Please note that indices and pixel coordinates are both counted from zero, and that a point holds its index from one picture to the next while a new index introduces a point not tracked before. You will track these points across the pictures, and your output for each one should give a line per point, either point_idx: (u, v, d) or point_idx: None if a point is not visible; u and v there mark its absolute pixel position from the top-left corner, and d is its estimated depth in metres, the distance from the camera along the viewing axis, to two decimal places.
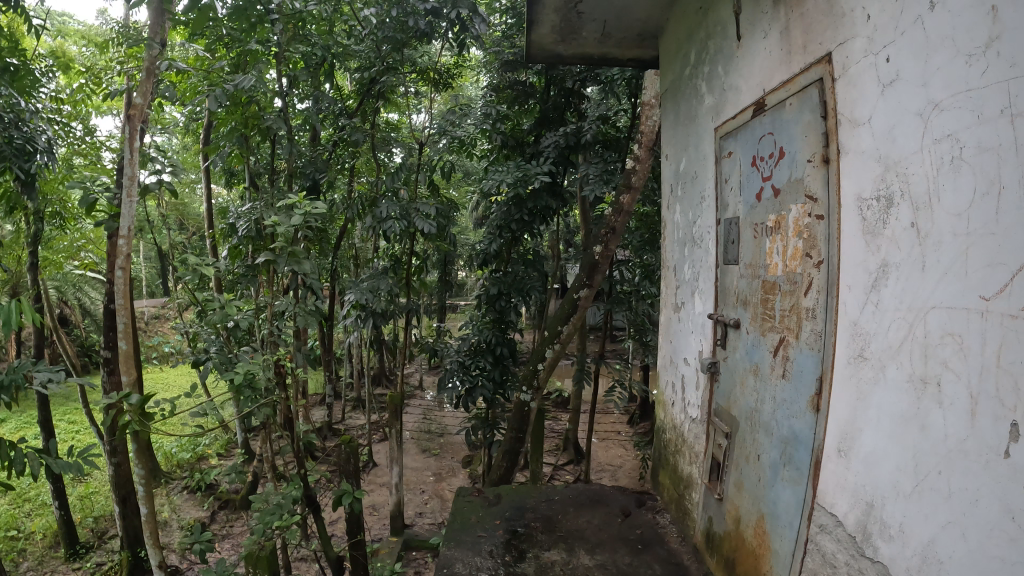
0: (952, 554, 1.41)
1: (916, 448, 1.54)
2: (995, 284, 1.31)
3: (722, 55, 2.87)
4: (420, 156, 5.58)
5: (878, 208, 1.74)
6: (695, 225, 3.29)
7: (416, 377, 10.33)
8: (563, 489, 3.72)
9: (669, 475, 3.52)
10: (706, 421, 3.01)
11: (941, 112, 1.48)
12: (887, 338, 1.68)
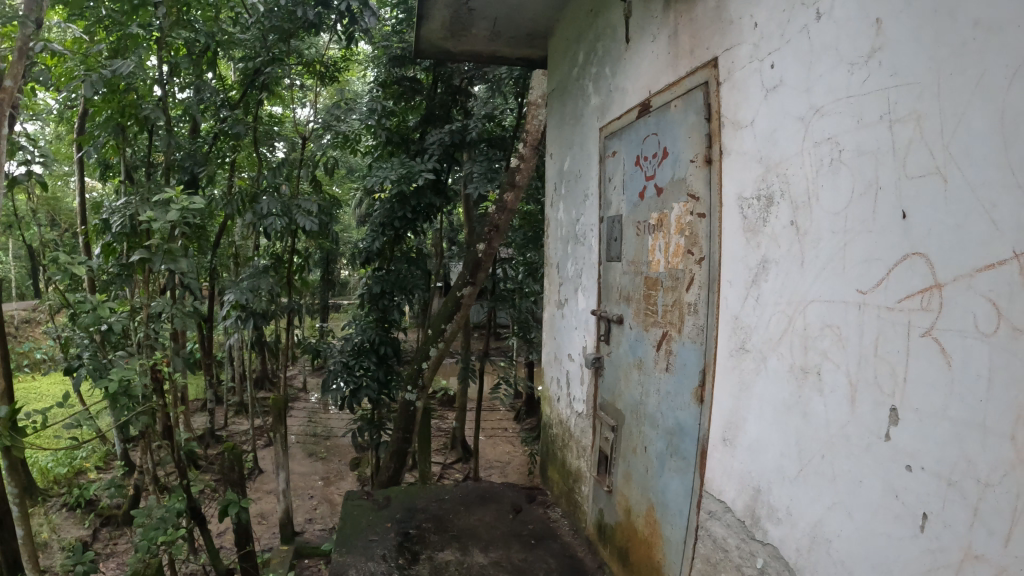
0: (838, 533, 1.48)
1: (798, 434, 1.62)
2: (872, 278, 1.41)
3: (610, 58, 2.83)
4: (301, 151, 5.40)
5: (757, 207, 1.81)
6: (579, 224, 3.33)
7: (300, 379, 10.02)
8: (453, 487, 3.72)
9: (558, 470, 3.57)
10: (592, 415, 3.04)
11: (822, 117, 1.56)
12: (766, 330, 1.76)
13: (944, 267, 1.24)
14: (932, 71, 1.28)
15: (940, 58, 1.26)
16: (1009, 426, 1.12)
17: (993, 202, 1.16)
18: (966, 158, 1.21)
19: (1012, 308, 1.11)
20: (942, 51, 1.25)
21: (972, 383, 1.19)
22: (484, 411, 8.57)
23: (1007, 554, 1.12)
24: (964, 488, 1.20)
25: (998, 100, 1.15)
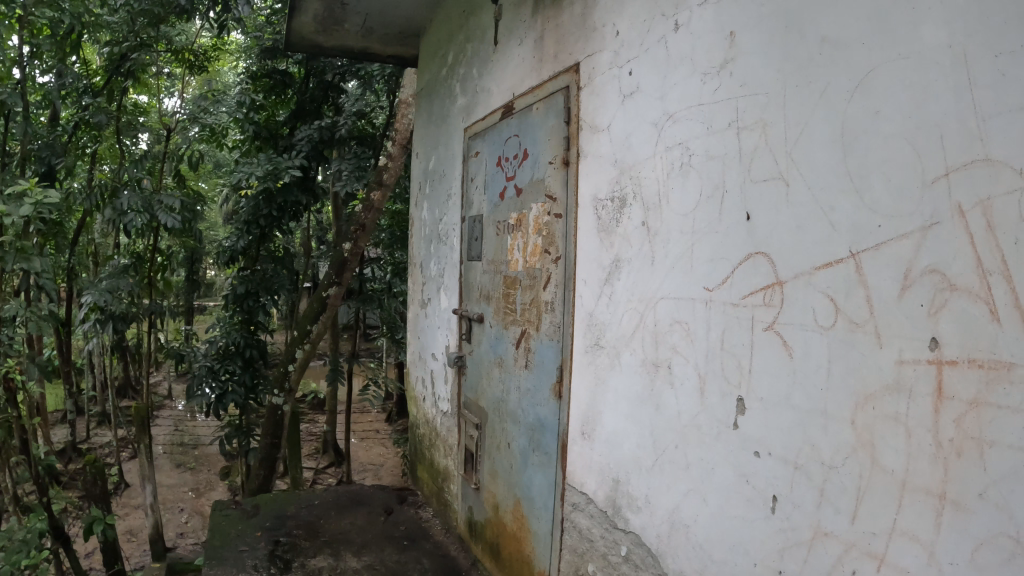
0: (696, 518, 1.56)
1: (652, 426, 1.70)
2: (718, 276, 1.51)
3: (478, 59, 2.83)
4: (167, 144, 5.05)
5: (611, 208, 1.87)
6: (443, 223, 3.26)
7: (164, 387, 9.44)
8: (322, 492, 3.62)
9: (427, 469, 3.55)
10: (456, 414, 3.02)
11: (675, 123, 1.64)
12: (620, 326, 1.83)
13: (784, 266, 1.35)
14: (777, 82, 1.38)
15: (786, 70, 1.36)
16: (847, 411, 1.24)
17: (831, 205, 1.27)
18: (806, 165, 1.32)
19: (850, 303, 1.23)
20: (788, 64, 1.35)
21: (813, 372, 1.30)
22: (356, 413, 8.41)
23: (854, 529, 1.23)
24: (810, 471, 1.30)
25: (838, 111, 1.26)
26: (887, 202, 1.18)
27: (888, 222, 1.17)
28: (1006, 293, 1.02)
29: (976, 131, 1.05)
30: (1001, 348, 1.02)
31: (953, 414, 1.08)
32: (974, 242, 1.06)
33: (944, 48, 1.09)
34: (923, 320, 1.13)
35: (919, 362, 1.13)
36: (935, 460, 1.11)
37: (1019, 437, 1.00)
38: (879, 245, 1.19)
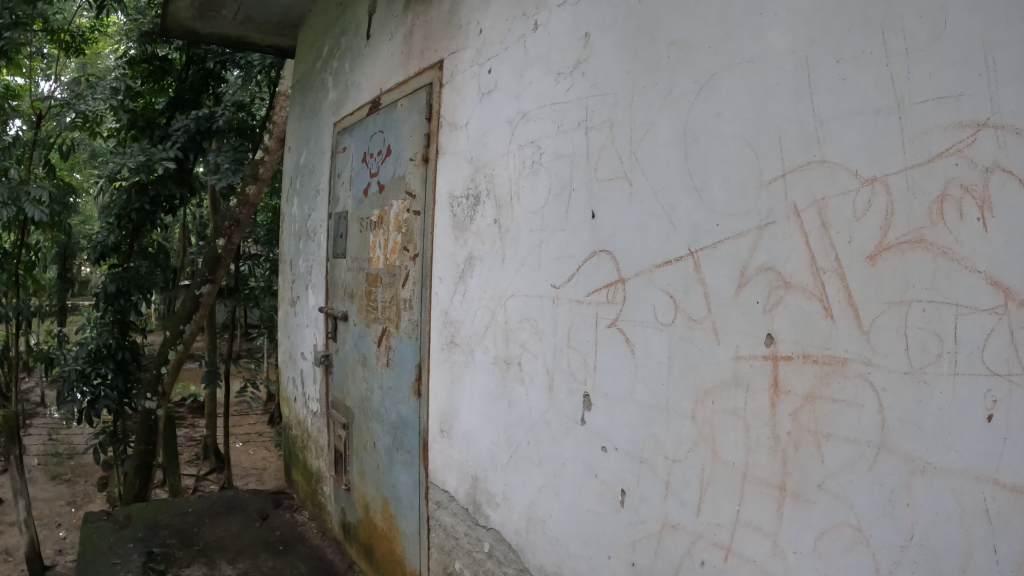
0: (550, 513, 1.58)
1: (505, 422, 1.72)
2: (564, 274, 1.56)
3: (351, 52, 2.76)
4: (37, 130, 4.63)
5: (466, 206, 1.88)
6: (311, 219, 3.16)
7: (34, 393, 8.81)
8: (196, 499, 3.47)
9: (301, 472, 3.46)
10: (324, 413, 2.93)
11: (528, 121, 1.67)
12: (474, 324, 1.84)
13: (627, 264, 1.41)
14: (626, 82, 1.42)
15: (635, 71, 1.40)
16: (687, 405, 1.30)
17: (671, 204, 1.33)
18: (648, 165, 1.37)
19: (688, 301, 1.29)
20: (636, 66, 1.40)
21: (654, 367, 1.35)
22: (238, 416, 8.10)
23: (698, 521, 1.28)
24: (654, 465, 1.35)
25: (680, 112, 1.32)
26: (725, 202, 1.24)
27: (726, 221, 1.24)
28: (840, 291, 1.11)
29: (814, 134, 1.14)
30: (835, 345, 1.12)
31: (791, 407, 1.16)
32: (808, 241, 1.15)
33: (788, 52, 1.17)
34: (758, 315, 1.20)
35: (755, 357, 1.20)
36: (774, 452, 1.18)
37: (855, 428, 1.10)
38: (716, 244, 1.25)
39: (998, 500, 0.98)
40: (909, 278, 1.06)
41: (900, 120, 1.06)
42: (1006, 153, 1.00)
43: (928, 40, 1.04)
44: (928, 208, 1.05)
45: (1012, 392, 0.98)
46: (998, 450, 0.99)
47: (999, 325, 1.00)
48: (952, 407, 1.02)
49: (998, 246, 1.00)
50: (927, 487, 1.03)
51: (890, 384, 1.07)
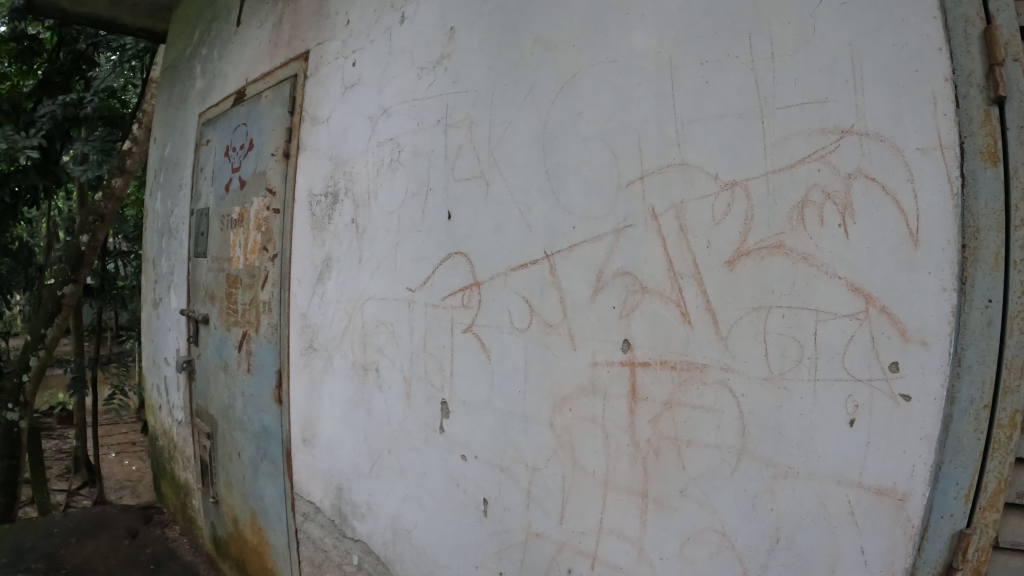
0: (416, 523, 1.57)
1: (365, 430, 1.67)
2: (420, 277, 1.54)
3: (220, 40, 2.62)
4: None
5: (325, 204, 1.80)
6: (173, 215, 2.96)
7: None
8: (59, 518, 3.23)
9: (169, 484, 3.28)
10: (189, 422, 2.77)
11: (388, 117, 1.63)
12: (331, 329, 1.77)
13: (482, 266, 1.43)
14: (489, 81, 1.44)
15: (497, 69, 1.43)
16: (546, 414, 1.35)
17: (528, 205, 1.37)
18: (507, 166, 1.41)
19: (544, 305, 1.35)
20: (500, 63, 1.43)
21: (511, 373, 1.39)
22: None
23: (562, 528, 1.34)
24: (515, 472, 1.39)
25: (541, 112, 1.37)
26: (581, 205, 1.31)
27: (581, 224, 1.30)
28: (697, 296, 1.20)
29: (675, 137, 1.23)
30: (693, 350, 1.20)
31: (649, 414, 1.24)
32: (665, 245, 1.23)
33: (651, 53, 1.26)
34: (614, 321, 1.27)
35: (611, 364, 1.27)
36: (634, 460, 1.26)
37: (715, 436, 1.19)
38: (572, 247, 1.31)
39: (862, 502, 1.11)
40: (768, 284, 1.15)
41: (761, 124, 1.17)
42: (867, 161, 1.11)
43: (794, 44, 1.16)
44: (789, 214, 1.15)
45: (873, 397, 1.10)
46: (862, 453, 1.10)
47: (859, 331, 1.10)
48: (815, 415, 1.12)
49: (859, 254, 1.11)
50: (790, 492, 1.14)
51: (749, 390, 1.16)
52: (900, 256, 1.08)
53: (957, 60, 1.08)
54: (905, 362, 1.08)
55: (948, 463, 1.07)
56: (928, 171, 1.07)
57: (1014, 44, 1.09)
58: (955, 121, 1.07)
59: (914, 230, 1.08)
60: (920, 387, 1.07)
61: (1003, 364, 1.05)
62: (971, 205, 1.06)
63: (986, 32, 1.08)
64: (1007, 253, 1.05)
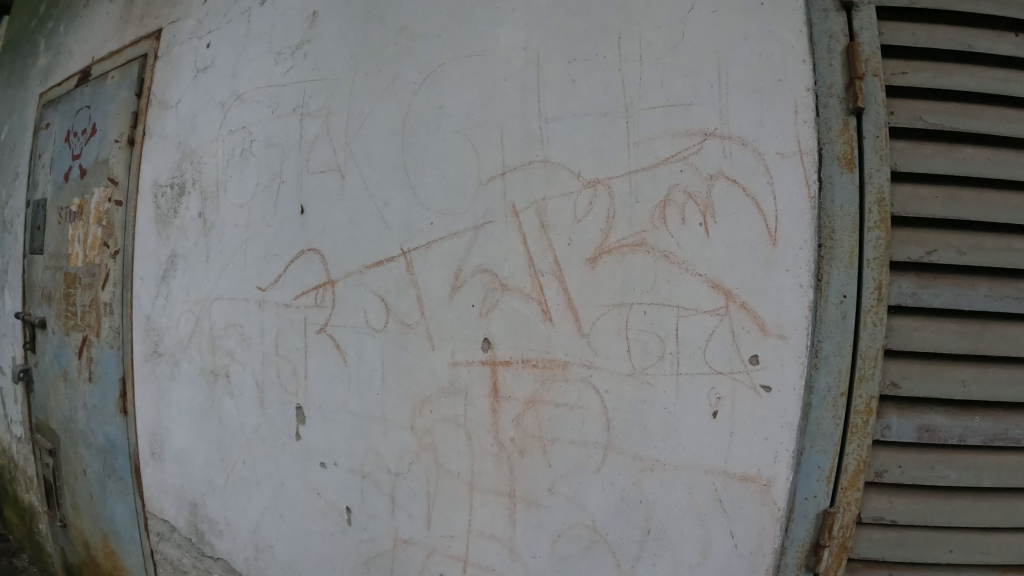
0: (277, 537, 1.49)
1: (218, 440, 1.58)
2: (270, 275, 1.46)
3: (66, 13, 2.42)
4: None
5: (170, 196, 1.68)
6: (7, 207, 2.69)
7: None
8: None
9: (13, 507, 3.00)
10: (29, 438, 2.53)
11: (241, 103, 1.54)
12: (177, 331, 1.66)
13: (335, 264, 1.37)
14: (347, 68, 1.38)
15: (358, 57, 1.37)
16: (406, 417, 1.32)
17: (385, 200, 1.33)
18: (364, 159, 1.36)
19: (400, 303, 1.31)
20: (361, 51, 1.37)
21: (368, 375, 1.35)
22: None
23: (430, 533, 1.32)
24: (378, 479, 1.36)
25: (403, 103, 1.33)
26: (440, 200, 1.29)
27: (439, 219, 1.28)
28: (558, 293, 1.21)
29: (538, 134, 1.23)
30: (555, 347, 1.21)
31: (512, 413, 1.25)
32: (526, 241, 1.23)
33: (520, 49, 1.25)
34: (475, 320, 1.26)
35: (471, 364, 1.26)
36: (499, 460, 1.26)
37: (579, 432, 1.21)
38: (429, 245, 1.29)
39: (729, 488, 1.16)
40: (629, 281, 1.18)
41: (626, 123, 1.19)
42: (729, 162, 1.16)
43: (665, 49, 1.19)
44: (651, 212, 1.18)
45: (735, 388, 1.15)
46: (726, 442, 1.16)
47: (720, 325, 1.15)
48: (677, 407, 1.17)
49: (720, 252, 1.15)
50: (658, 483, 1.18)
51: (612, 386, 1.19)
52: (759, 253, 1.14)
53: (818, 73, 1.14)
54: (764, 354, 1.14)
55: (809, 447, 1.13)
56: (786, 173, 1.13)
57: (873, 61, 1.15)
58: (813, 129, 1.13)
59: (773, 229, 1.13)
60: (779, 378, 1.13)
61: (858, 355, 1.10)
62: (826, 206, 1.11)
63: (848, 47, 1.14)
64: (859, 252, 1.10)
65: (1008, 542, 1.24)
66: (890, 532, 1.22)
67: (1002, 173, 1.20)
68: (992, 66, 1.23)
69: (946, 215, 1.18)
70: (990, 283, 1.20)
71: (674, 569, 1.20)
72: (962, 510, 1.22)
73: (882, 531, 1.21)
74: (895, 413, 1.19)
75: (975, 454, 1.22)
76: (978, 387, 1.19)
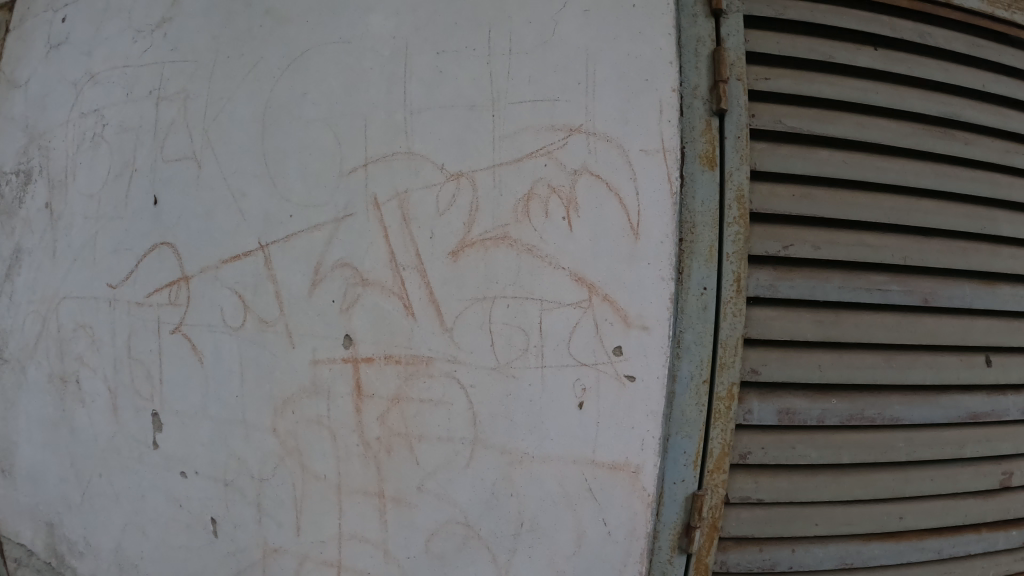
0: (141, 555, 1.38)
1: (70, 453, 1.45)
2: (121, 271, 1.36)
3: None
4: None
5: (14, 184, 1.53)
6: None
7: None
8: None
9: None
10: None
11: (95, 84, 1.42)
12: (23, 336, 1.51)
13: (190, 259, 1.30)
14: (210, 50, 1.31)
15: (222, 39, 1.30)
16: (267, 419, 1.27)
17: (242, 191, 1.27)
18: (221, 147, 1.29)
19: (258, 300, 1.26)
20: (225, 33, 1.30)
21: (225, 377, 1.28)
22: None
23: (301, 541, 1.27)
24: (240, 487, 1.29)
25: (263, 89, 1.27)
26: (299, 191, 1.24)
27: (298, 212, 1.24)
28: (420, 288, 1.20)
29: (402, 124, 1.21)
30: (417, 343, 1.20)
31: (376, 412, 1.23)
32: (387, 235, 1.21)
33: (388, 37, 1.23)
34: (335, 316, 1.23)
35: (333, 361, 1.23)
36: (365, 460, 1.23)
37: (446, 428, 1.21)
38: (288, 238, 1.24)
39: (597, 478, 1.19)
40: (492, 276, 1.18)
41: (491, 116, 1.19)
42: (593, 158, 1.18)
43: (534, 44, 1.20)
44: (514, 207, 1.18)
45: (599, 380, 1.17)
46: (593, 433, 1.18)
47: (583, 317, 1.17)
48: (544, 400, 1.18)
49: (581, 246, 1.17)
50: (527, 475, 1.19)
51: (478, 381, 1.19)
52: (621, 247, 1.17)
53: (685, 74, 1.20)
54: (627, 345, 1.17)
55: (674, 434, 1.19)
56: (649, 172, 1.17)
57: (739, 66, 1.22)
58: (677, 128, 1.19)
59: (635, 224, 1.17)
60: (643, 368, 1.17)
61: (718, 344, 1.18)
62: (687, 202, 1.18)
63: (714, 52, 1.21)
64: (719, 246, 1.18)
65: (869, 512, 1.34)
66: (757, 510, 1.28)
67: (855, 175, 1.29)
68: (847, 76, 1.32)
69: (801, 212, 1.25)
70: (843, 275, 1.28)
71: (549, 561, 1.21)
72: (824, 485, 1.30)
73: (749, 509, 1.28)
74: (756, 399, 1.25)
75: (833, 433, 1.30)
76: (833, 371, 1.28)
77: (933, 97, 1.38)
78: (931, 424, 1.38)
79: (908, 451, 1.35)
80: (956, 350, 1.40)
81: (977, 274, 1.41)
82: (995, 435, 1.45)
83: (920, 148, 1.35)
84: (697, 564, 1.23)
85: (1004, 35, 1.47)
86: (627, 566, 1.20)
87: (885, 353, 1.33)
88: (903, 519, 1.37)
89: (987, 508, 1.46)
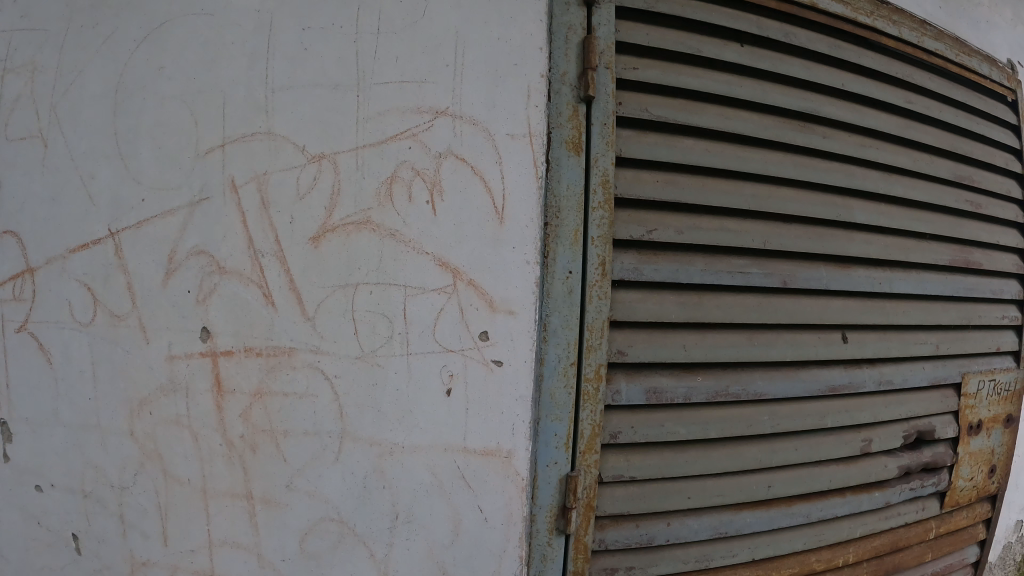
0: None
1: None
2: None
3: None
4: None
5: None
6: None
7: None
8: None
9: None
10: None
11: None
12: None
13: (35, 248, 1.19)
14: (63, 17, 1.18)
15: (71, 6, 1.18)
16: (124, 422, 1.18)
17: (91, 173, 1.17)
18: (68, 126, 1.18)
19: (108, 294, 1.17)
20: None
21: (76, 378, 1.19)
22: None
23: (169, 551, 1.20)
24: (100, 497, 1.20)
25: (116, 63, 1.17)
26: (153, 173, 1.16)
27: (151, 196, 1.16)
28: (279, 276, 1.15)
29: (263, 103, 1.15)
30: (278, 335, 1.16)
31: (239, 408, 1.17)
32: (245, 220, 1.15)
33: (252, 11, 1.16)
34: (190, 307, 1.16)
35: (190, 356, 1.17)
36: (230, 461, 1.18)
37: (312, 421, 1.17)
38: (139, 224, 1.16)
39: (470, 464, 1.19)
40: (354, 261, 1.15)
41: (356, 97, 1.15)
42: (458, 141, 1.16)
43: (404, 24, 1.16)
44: (378, 190, 1.15)
45: (466, 365, 1.17)
46: (462, 419, 1.18)
47: (448, 303, 1.16)
48: (411, 389, 1.16)
49: (446, 230, 1.16)
50: (399, 467, 1.18)
51: (343, 371, 1.16)
52: (485, 232, 1.17)
53: (554, 60, 1.21)
54: (494, 330, 1.17)
55: (544, 418, 1.21)
56: (514, 155, 1.17)
57: (607, 55, 1.24)
58: (543, 113, 1.19)
59: (499, 208, 1.17)
60: (509, 352, 1.17)
61: (585, 327, 1.21)
62: (553, 186, 1.19)
63: (584, 40, 1.22)
64: (584, 230, 1.21)
65: (737, 482, 1.41)
66: (631, 487, 1.32)
67: (718, 163, 1.34)
68: (713, 69, 1.36)
69: (666, 198, 1.29)
70: (705, 259, 1.34)
71: (428, 552, 1.20)
72: (693, 460, 1.35)
73: (622, 487, 1.31)
74: (623, 379, 1.28)
75: (698, 410, 1.36)
76: (697, 351, 1.33)
77: (795, 93, 1.45)
78: (794, 397, 1.47)
79: (772, 423, 1.43)
80: (814, 329, 1.49)
81: (833, 257, 1.51)
82: (852, 405, 1.56)
83: (781, 140, 1.42)
84: (576, 544, 1.25)
85: (863, 38, 1.56)
86: (507, 551, 1.21)
87: (747, 332, 1.40)
88: (770, 488, 1.45)
89: (849, 473, 1.57)
